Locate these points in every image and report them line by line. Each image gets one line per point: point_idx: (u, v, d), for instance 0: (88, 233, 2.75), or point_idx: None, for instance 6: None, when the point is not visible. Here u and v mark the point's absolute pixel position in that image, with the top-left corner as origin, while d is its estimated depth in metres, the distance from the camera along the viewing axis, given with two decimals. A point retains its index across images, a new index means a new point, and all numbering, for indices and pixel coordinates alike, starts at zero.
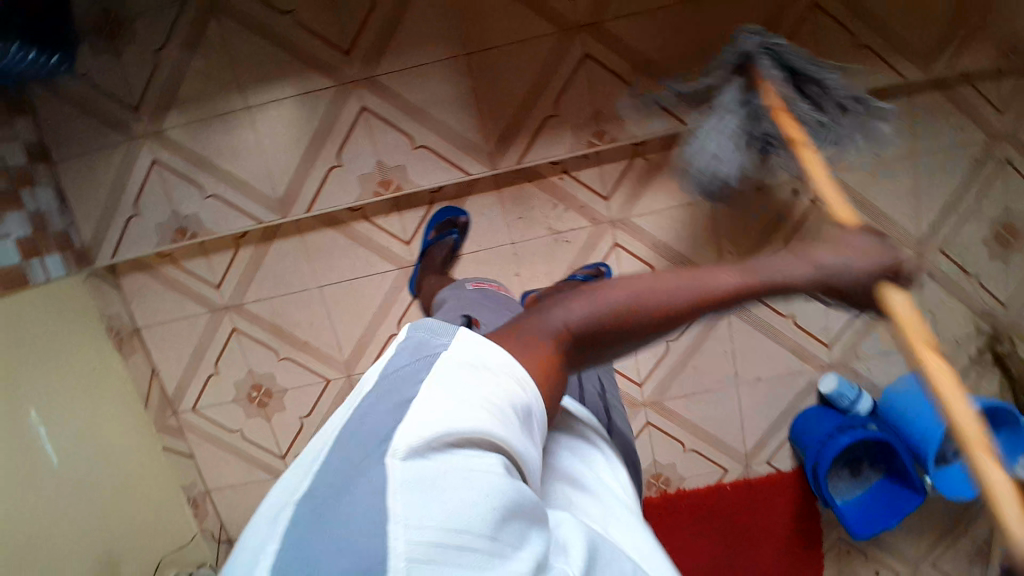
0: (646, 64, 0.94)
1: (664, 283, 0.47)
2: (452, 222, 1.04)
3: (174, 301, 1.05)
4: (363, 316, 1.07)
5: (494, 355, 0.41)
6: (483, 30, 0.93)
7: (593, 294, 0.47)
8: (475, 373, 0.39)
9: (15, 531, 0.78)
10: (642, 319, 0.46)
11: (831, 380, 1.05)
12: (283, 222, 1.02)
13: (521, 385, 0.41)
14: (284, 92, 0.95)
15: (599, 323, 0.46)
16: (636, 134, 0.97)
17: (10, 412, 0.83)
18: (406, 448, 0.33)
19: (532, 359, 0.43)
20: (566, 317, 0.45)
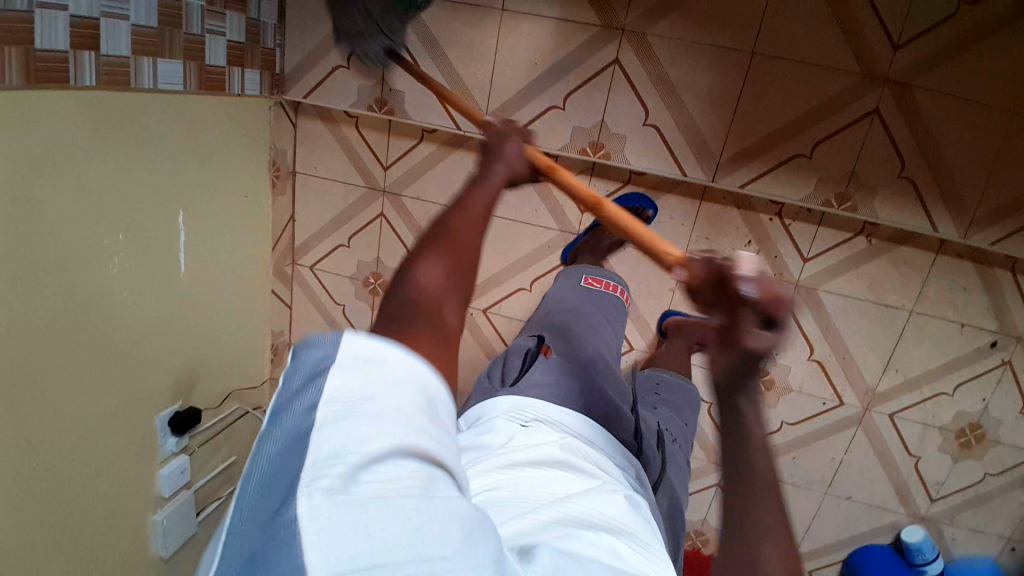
0: (932, 151, 0.84)
1: (460, 219, 0.56)
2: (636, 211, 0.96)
3: (339, 162, 1.03)
4: (506, 259, 1.04)
5: (383, 344, 0.38)
6: (779, 39, 0.83)
7: (441, 250, 0.52)
8: (378, 376, 0.35)
9: (115, 326, 0.78)
10: (462, 244, 0.54)
11: (917, 532, 1.01)
12: (477, 137, 0.96)
13: (424, 375, 0.38)
14: (546, 12, 0.88)
15: (444, 266, 0.51)
16: (878, 214, 0.88)
17: (159, 207, 0.82)
18: (318, 490, 0.28)
19: (421, 318, 0.46)
20: (419, 279, 0.49)
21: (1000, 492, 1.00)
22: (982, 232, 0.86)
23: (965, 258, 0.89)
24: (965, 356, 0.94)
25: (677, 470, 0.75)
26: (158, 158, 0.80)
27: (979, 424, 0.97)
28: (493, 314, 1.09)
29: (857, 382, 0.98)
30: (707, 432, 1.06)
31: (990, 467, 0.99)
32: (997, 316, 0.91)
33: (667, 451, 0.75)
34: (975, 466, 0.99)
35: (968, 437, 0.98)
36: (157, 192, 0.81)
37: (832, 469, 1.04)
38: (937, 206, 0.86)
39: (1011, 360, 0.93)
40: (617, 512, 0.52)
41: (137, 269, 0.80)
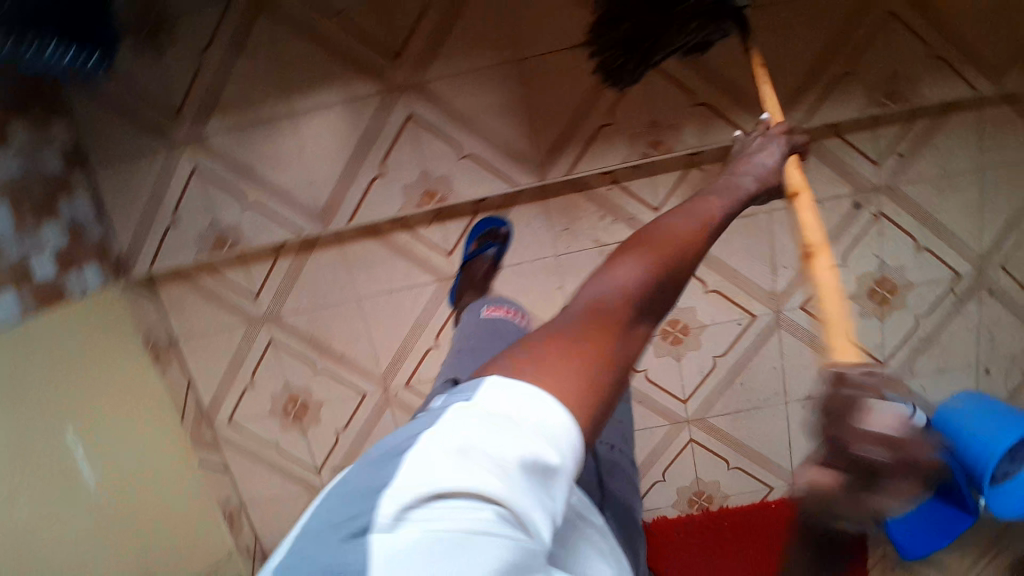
0: (707, 72, 0.90)
1: (684, 229, 0.49)
2: (493, 234, 1.00)
3: (208, 312, 1.03)
4: (402, 330, 1.05)
5: (517, 386, 0.36)
6: (539, 37, 0.89)
7: (638, 256, 0.45)
8: (490, 425, 0.34)
9: (43, 564, 0.75)
10: (674, 262, 0.46)
11: None
12: (323, 234, 0.98)
13: (547, 437, 0.34)
14: (330, 99, 0.91)
15: (644, 287, 0.43)
16: (691, 143, 0.94)
17: (45, 426, 0.81)
18: (387, 508, 0.32)
19: (594, 333, 0.39)
20: (620, 288, 0.42)
21: (934, 329, 1.05)
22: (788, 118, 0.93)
23: None
24: (838, 227, 1.00)
25: (618, 468, 0.76)
26: (27, 385, 0.80)
27: (885, 278, 1.02)
28: (415, 385, 1.07)
29: (759, 292, 1.03)
30: (659, 398, 1.08)
31: (913, 310, 1.04)
32: (845, 180, 0.98)
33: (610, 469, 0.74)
34: (903, 314, 1.04)
35: (881, 294, 1.03)
36: (34, 419, 0.80)
37: (779, 377, 1.07)
38: (737, 113, 0.92)
39: (881, 210, 0.99)
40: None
41: (47, 491, 0.79)
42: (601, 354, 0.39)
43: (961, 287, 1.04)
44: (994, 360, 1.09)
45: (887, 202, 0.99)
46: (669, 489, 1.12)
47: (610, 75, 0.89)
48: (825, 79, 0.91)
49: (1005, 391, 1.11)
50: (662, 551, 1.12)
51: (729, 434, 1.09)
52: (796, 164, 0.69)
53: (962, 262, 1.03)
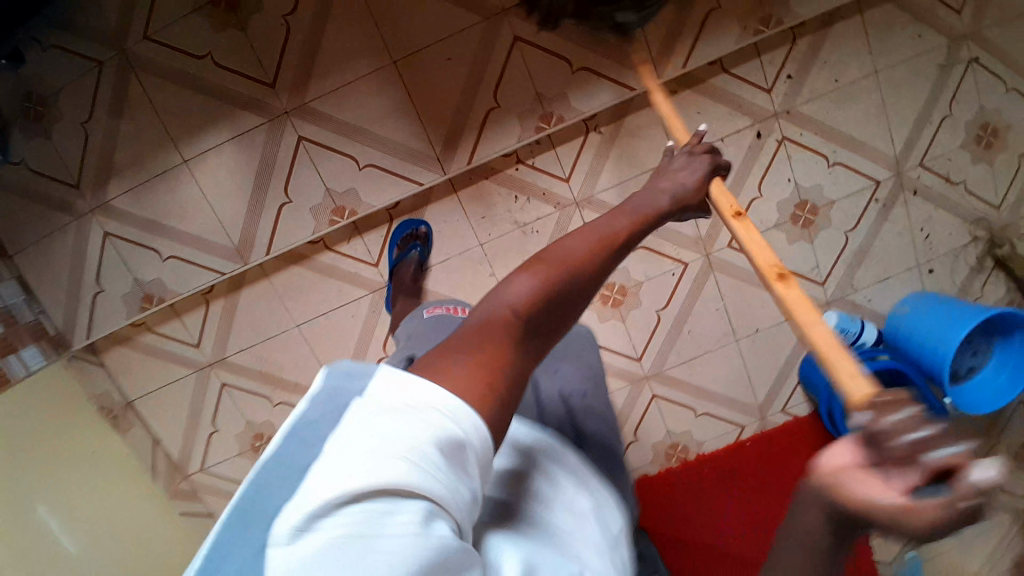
0: (580, 36, 0.92)
1: (584, 237, 0.46)
2: (414, 235, 1.00)
3: (158, 368, 1.06)
4: (347, 347, 1.04)
5: (414, 382, 0.33)
6: (409, 32, 0.90)
7: (533, 267, 0.42)
8: (396, 419, 0.31)
9: None
10: (584, 267, 0.42)
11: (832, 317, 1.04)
12: (246, 269, 1.00)
13: (449, 417, 0.32)
14: (218, 139, 0.93)
15: (541, 299, 0.39)
16: (584, 110, 0.94)
17: (21, 492, 0.82)
18: (287, 520, 0.28)
19: (488, 352, 0.36)
20: (510, 303, 0.39)
21: (866, 239, 1.05)
22: (668, 64, 0.93)
23: (680, 89, 0.98)
24: (746, 159, 1.01)
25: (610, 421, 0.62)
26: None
27: (804, 201, 1.03)
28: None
29: (687, 240, 1.07)
30: (614, 361, 1.10)
31: (840, 226, 1.04)
32: (742, 113, 0.99)
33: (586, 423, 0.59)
34: (832, 231, 1.05)
35: (804, 217, 1.04)
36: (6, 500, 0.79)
37: (724, 317, 1.09)
38: (617, 69, 0.93)
39: (784, 135, 1.00)
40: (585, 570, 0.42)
41: (31, 562, 0.78)
42: (495, 367, 0.36)
43: (883, 192, 1.04)
44: (936, 258, 1.06)
45: (788, 125, 1.00)
46: (644, 449, 1.11)
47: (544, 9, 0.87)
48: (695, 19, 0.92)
49: (954, 285, 1.07)
50: (651, 509, 1.07)
51: (689, 382, 1.10)
52: (723, 186, 0.61)
53: (878, 168, 1.03)
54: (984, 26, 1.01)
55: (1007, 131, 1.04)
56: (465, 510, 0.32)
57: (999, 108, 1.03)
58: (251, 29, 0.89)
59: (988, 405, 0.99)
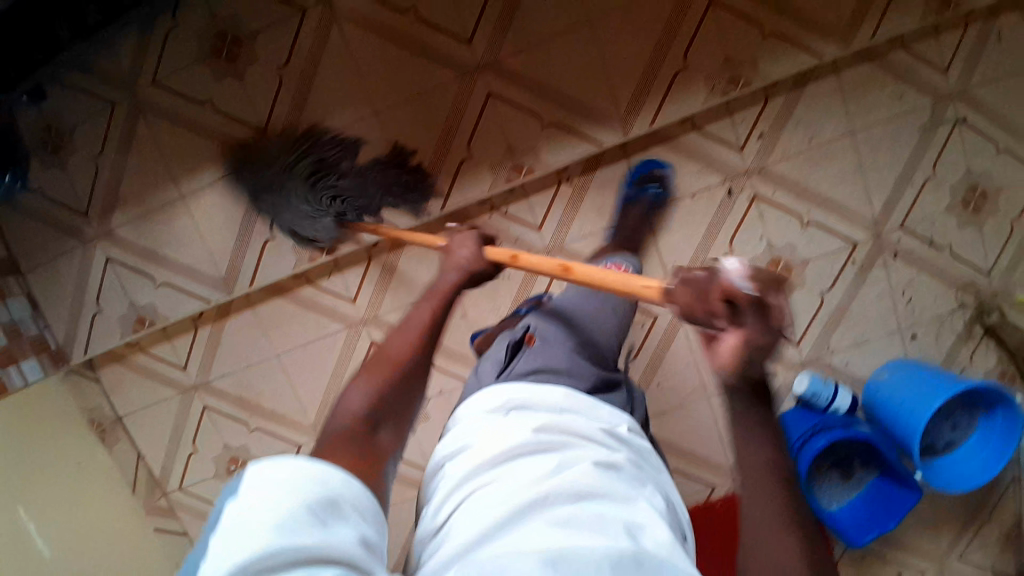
0: (552, 95, 0.98)
1: (400, 336, 0.63)
2: (651, 176, 1.01)
3: (145, 387, 1.11)
4: (323, 380, 1.07)
5: (282, 461, 0.41)
6: (391, 86, 0.97)
7: (364, 378, 0.58)
8: (273, 492, 0.38)
9: None
10: (402, 366, 0.59)
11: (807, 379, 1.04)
12: (232, 299, 1.05)
13: (322, 482, 0.40)
14: (213, 177, 1.00)
15: (379, 393, 0.57)
16: (554, 162, 1.00)
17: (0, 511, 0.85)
18: None
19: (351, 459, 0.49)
20: (353, 410, 0.54)
21: (841, 301, 1.06)
22: (635, 122, 0.98)
23: (651, 145, 1.02)
24: (719, 214, 1.03)
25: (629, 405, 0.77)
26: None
27: (777, 259, 1.04)
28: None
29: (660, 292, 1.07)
30: None
31: (812, 286, 1.05)
32: (712, 170, 1.01)
33: (603, 382, 0.74)
34: (806, 292, 1.05)
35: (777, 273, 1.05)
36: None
37: (696, 369, 1.08)
38: (588, 126, 0.99)
39: (756, 193, 1.02)
40: (578, 464, 0.53)
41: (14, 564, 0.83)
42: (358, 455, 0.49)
43: (861, 254, 1.04)
44: (920, 322, 1.06)
45: (760, 184, 1.02)
46: None
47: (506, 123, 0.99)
48: (657, 77, 0.97)
49: (940, 353, 1.07)
50: None
51: (659, 437, 1.09)
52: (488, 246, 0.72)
53: (856, 229, 1.03)
54: (974, 84, 1.01)
55: (997, 193, 1.04)
56: (355, 548, 0.37)
57: (986, 170, 1.03)
58: (248, 77, 0.97)
59: (963, 484, 0.98)
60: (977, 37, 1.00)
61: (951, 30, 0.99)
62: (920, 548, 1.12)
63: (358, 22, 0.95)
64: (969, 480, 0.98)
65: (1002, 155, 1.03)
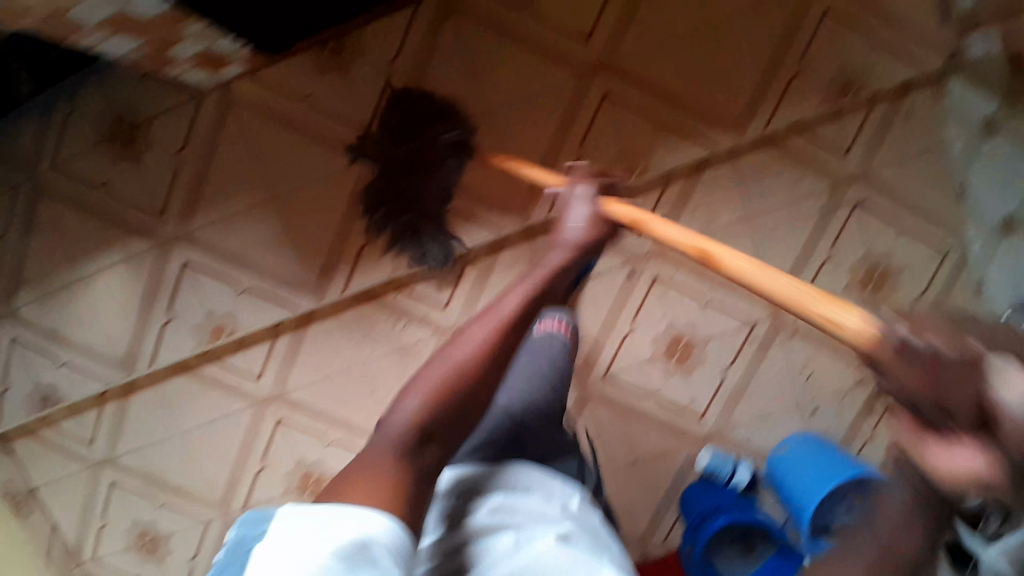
0: (450, 183, 0.97)
1: (480, 329, 0.57)
2: None
3: (55, 460, 1.09)
4: (229, 456, 1.07)
5: (316, 510, 0.45)
6: (288, 172, 0.96)
7: (422, 381, 0.54)
8: (303, 535, 0.43)
9: None
10: (468, 370, 0.54)
11: (707, 454, 1.10)
12: (134, 377, 1.04)
13: (356, 539, 0.42)
14: (112, 259, 0.99)
15: (442, 397, 0.52)
16: (455, 247, 1.00)
17: None
18: None
19: (393, 475, 0.48)
20: (410, 412, 0.51)
21: (740, 379, 1.10)
22: (533, 208, 1.00)
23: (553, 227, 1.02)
24: (621, 295, 1.07)
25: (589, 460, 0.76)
26: None
27: (678, 337, 1.09)
28: (253, 506, 1.09)
29: None
30: None
31: (714, 364, 1.10)
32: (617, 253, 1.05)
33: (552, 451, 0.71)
34: (705, 367, 1.10)
35: (680, 351, 1.09)
36: None
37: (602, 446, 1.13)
38: (485, 213, 1.00)
39: (658, 274, 1.06)
40: (539, 541, 0.55)
41: None
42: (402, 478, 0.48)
43: (760, 331, 1.08)
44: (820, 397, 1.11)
45: (660, 267, 1.06)
46: None
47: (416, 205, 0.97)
48: (555, 167, 0.98)
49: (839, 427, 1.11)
50: None
51: None
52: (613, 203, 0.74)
53: (754, 310, 1.08)
54: (876, 165, 1.00)
55: (899, 273, 1.05)
56: None
57: (886, 252, 1.04)
58: (144, 161, 0.97)
59: None
60: (885, 109, 0.98)
61: (854, 112, 0.97)
62: None
63: (254, 108, 0.95)
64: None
65: (904, 237, 1.03)
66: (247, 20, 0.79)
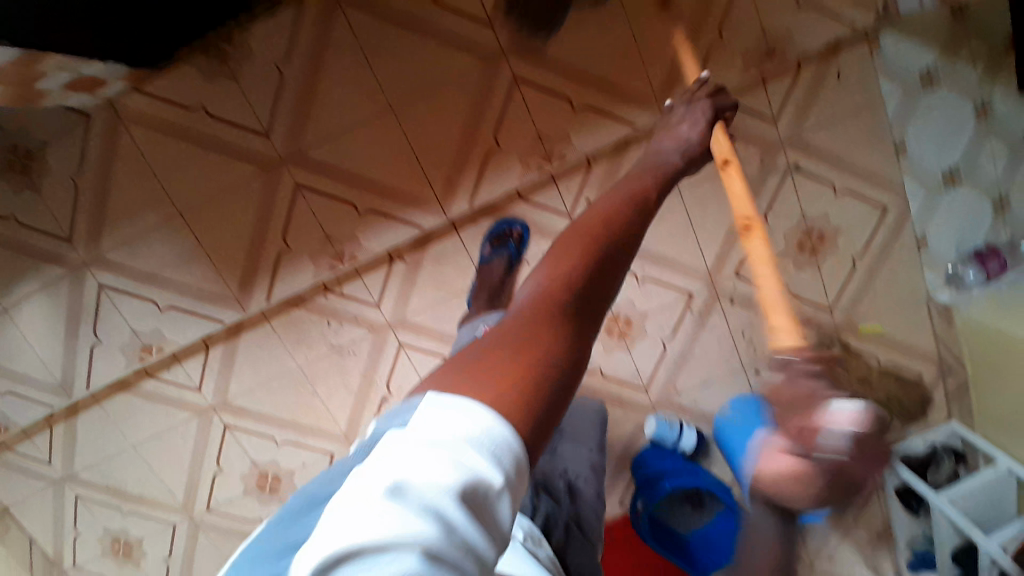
0: (362, 182, 0.94)
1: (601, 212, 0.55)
2: (506, 234, 1.00)
3: (18, 481, 1.10)
4: (183, 464, 1.10)
5: (448, 403, 0.35)
6: (192, 185, 0.92)
7: (557, 247, 0.50)
8: (419, 455, 0.33)
9: None
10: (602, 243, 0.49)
11: (652, 423, 1.08)
12: (76, 400, 1.05)
13: (484, 447, 0.32)
14: (28, 287, 0.97)
15: (573, 269, 0.46)
16: (374, 247, 0.98)
17: None
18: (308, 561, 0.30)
19: (520, 351, 0.39)
20: (539, 277, 0.46)
21: (682, 349, 1.08)
22: (454, 201, 0.96)
23: (478, 217, 0.99)
24: None
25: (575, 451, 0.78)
26: None
27: (617, 315, 1.06)
28: (216, 508, 1.12)
29: None
30: None
31: (653, 335, 1.07)
32: (544, 236, 1.00)
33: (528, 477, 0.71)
34: (648, 343, 1.08)
35: (618, 329, 1.07)
36: None
37: None
38: (402, 209, 0.96)
39: None
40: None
41: None
42: (528, 358, 0.38)
43: (697, 302, 1.05)
44: (763, 362, 1.09)
45: None
46: None
47: (334, 205, 0.95)
48: (471, 155, 0.93)
49: None
50: None
51: None
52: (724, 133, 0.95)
53: (693, 281, 1.04)
54: (807, 130, 0.97)
55: (835, 235, 1.02)
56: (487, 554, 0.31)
57: (822, 214, 1.01)
58: (40, 187, 0.92)
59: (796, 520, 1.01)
60: (813, 75, 0.95)
61: (784, 76, 0.94)
62: None
63: (144, 123, 0.89)
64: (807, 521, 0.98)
65: (841, 197, 1.00)
66: (112, 47, 0.72)
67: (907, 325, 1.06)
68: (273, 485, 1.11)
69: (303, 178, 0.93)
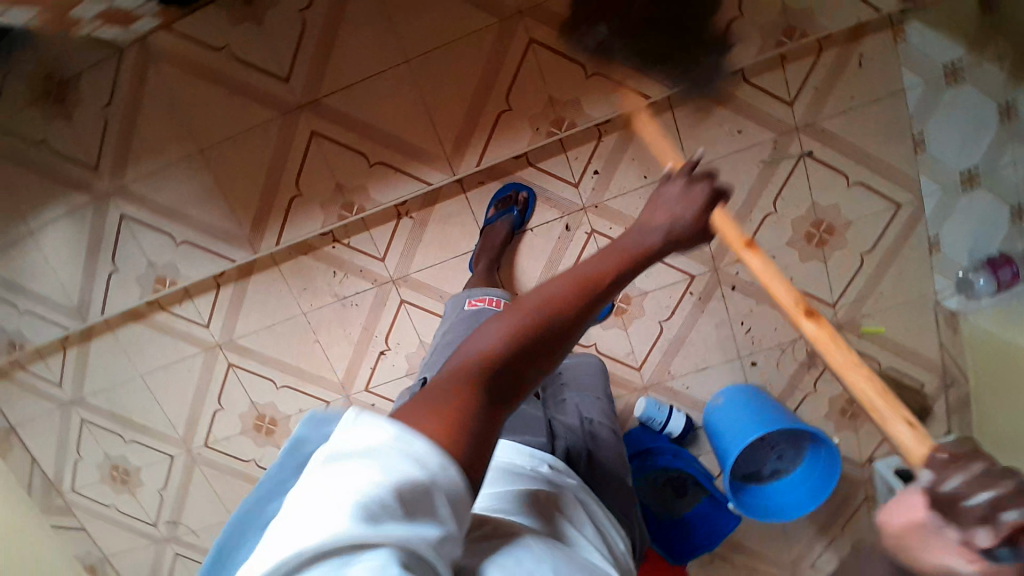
0: (375, 135, 0.97)
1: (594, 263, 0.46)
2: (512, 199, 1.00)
3: (30, 400, 1.16)
4: (186, 397, 1.14)
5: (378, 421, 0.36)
6: (213, 126, 0.97)
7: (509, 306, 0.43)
8: (353, 466, 0.34)
9: None
10: (558, 313, 0.42)
11: (641, 404, 1.06)
12: (89, 325, 1.11)
13: (412, 454, 0.34)
14: (55, 212, 1.03)
15: (518, 337, 0.41)
16: (382, 200, 1.00)
17: None
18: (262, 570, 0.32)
19: (433, 424, 0.37)
20: (483, 341, 0.41)
21: (681, 330, 1.09)
22: (462, 162, 0.97)
23: (487, 180, 1.01)
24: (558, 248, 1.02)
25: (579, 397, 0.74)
26: None
27: None
28: (213, 444, 1.16)
29: None
30: None
31: (652, 316, 1.09)
32: (552, 206, 1.01)
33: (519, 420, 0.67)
34: (643, 320, 1.09)
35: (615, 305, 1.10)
36: None
37: None
38: (412, 165, 0.98)
39: (593, 229, 1.01)
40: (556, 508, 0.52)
41: None
42: (445, 427, 0.37)
43: (698, 287, 1.07)
44: (760, 351, 1.09)
45: (596, 219, 1.00)
46: None
47: (346, 156, 0.98)
48: (482, 117, 0.95)
49: (782, 378, 1.09)
50: None
51: None
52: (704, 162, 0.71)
53: (694, 264, 1.07)
54: (822, 118, 0.96)
55: (845, 228, 1.00)
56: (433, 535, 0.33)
57: (830, 207, 0.99)
58: (73, 117, 0.97)
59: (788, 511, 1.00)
60: (835, 59, 0.95)
61: (798, 59, 0.95)
62: (774, 557, 1.12)
63: (173, 62, 0.94)
64: (800, 505, 0.99)
65: (853, 190, 0.99)
66: None
67: (913, 328, 1.03)
68: (270, 427, 1.14)
69: (318, 125, 0.96)
